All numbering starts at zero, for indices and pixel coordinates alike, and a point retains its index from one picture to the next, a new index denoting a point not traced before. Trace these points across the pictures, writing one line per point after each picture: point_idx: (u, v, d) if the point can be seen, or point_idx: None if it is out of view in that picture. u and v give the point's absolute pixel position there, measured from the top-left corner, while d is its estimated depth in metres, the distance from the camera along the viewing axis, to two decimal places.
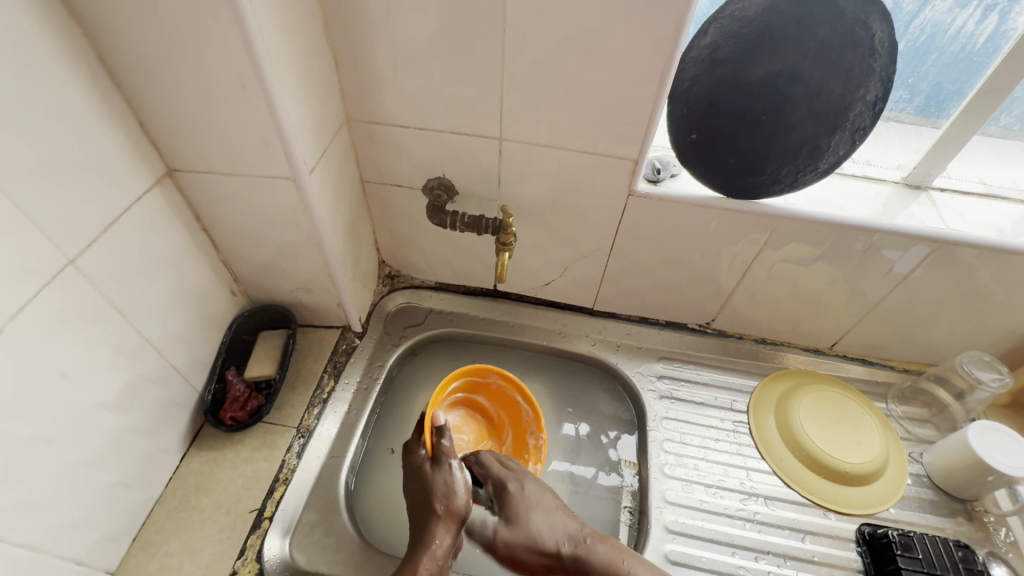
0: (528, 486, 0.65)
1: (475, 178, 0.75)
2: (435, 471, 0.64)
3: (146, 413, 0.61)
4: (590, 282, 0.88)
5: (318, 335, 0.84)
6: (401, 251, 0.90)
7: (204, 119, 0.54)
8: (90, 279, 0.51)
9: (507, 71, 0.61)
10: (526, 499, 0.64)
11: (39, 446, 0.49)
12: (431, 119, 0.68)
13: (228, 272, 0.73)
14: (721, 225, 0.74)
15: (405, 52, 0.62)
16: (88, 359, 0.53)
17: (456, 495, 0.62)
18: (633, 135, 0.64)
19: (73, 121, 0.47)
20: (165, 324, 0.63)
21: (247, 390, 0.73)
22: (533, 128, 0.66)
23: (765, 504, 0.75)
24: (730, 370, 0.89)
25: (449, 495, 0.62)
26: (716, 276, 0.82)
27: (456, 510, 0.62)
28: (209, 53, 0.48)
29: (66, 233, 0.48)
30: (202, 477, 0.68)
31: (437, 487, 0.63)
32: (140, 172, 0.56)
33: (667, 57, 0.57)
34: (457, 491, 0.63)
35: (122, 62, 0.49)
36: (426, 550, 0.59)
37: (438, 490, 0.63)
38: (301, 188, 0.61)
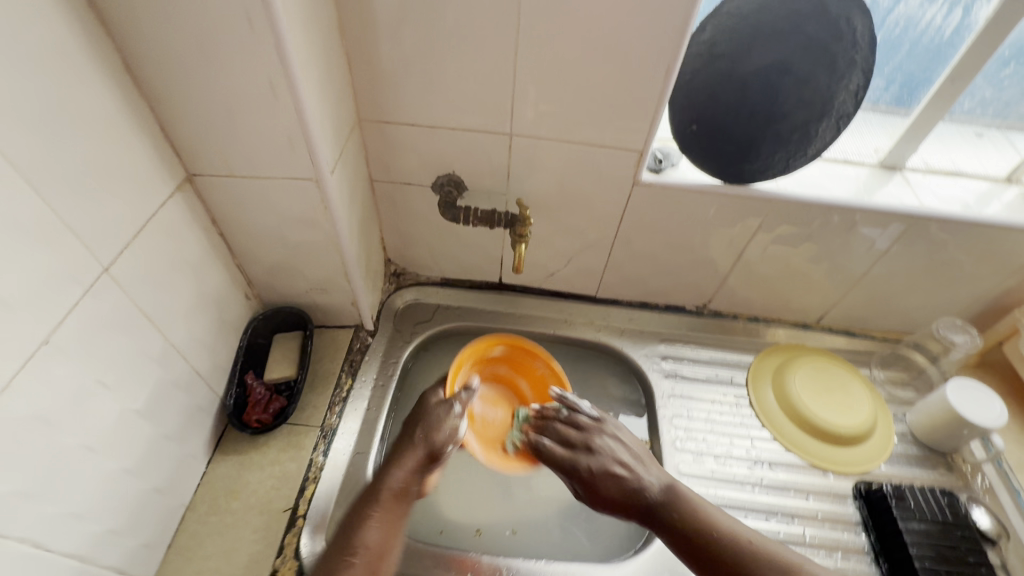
0: (611, 441, 0.70)
1: (484, 174, 0.77)
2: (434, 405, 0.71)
3: (174, 419, 0.61)
4: (594, 271, 0.91)
5: (332, 336, 0.84)
6: (408, 248, 0.91)
7: (229, 122, 0.54)
8: (122, 287, 0.52)
9: (519, 69, 0.64)
10: (610, 450, 0.69)
11: (83, 454, 0.49)
12: (443, 117, 0.70)
13: (242, 276, 0.73)
14: (719, 211, 0.78)
15: (420, 52, 0.63)
16: (123, 366, 0.53)
17: (437, 429, 0.68)
18: (639, 128, 0.68)
19: (103, 129, 0.48)
20: (189, 330, 0.63)
21: (268, 392, 0.73)
22: (543, 123, 0.69)
23: (770, 469, 0.80)
24: (728, 348, 0.94)
25: (436, 429, 0.68)
26: (713, 259, 0.87)
27: (438, 443, 0.67)
28: (240, 57, 0.49)
29: (100, 242, 0.48)
30: (231, 480, 0.68)
31: (431, 420, 0.69)
32: (163, 178, 0.56)
33: (671, 53, 0.60)
34: (444, 426, 0.69)
35: (149, 69, 0.50)
36: (390, 468, 0.64)
37: (427, 423, 0.68)
38: (323, 188, 0.62)
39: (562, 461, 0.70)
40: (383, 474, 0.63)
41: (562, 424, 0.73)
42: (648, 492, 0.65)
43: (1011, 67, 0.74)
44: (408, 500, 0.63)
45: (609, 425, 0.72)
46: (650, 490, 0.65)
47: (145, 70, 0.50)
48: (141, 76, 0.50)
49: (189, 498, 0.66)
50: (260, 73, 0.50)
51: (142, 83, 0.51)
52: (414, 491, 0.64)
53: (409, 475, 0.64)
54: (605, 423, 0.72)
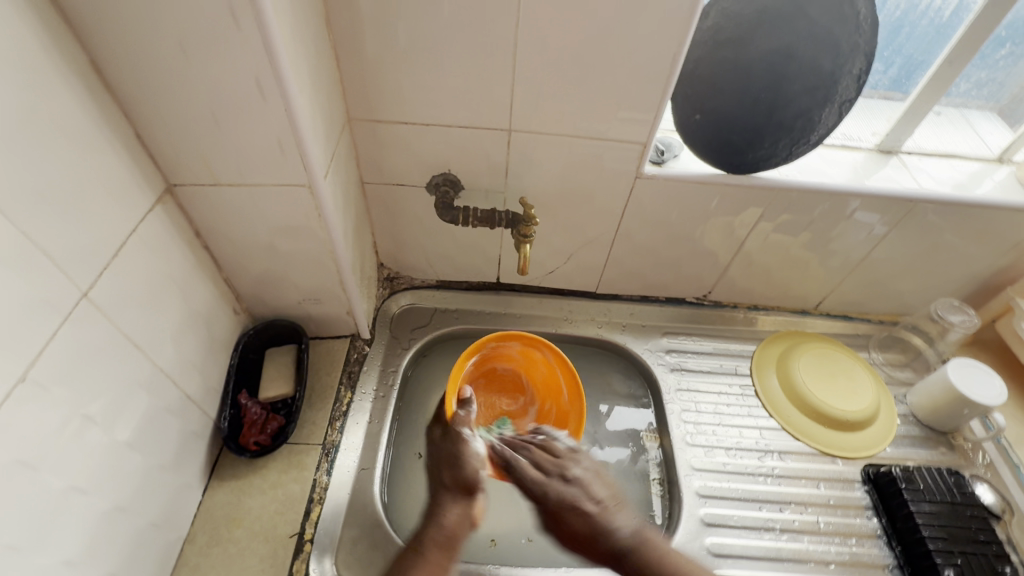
0: (585, 473, 0.65)
1: (482, 172, 0.74)
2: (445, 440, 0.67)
3: (168, 449, 0.57)
4: (594, 267, 0.89)
5: (327, 347, 0.80)
6: (401, 251, 0.87)
7: (213, 128, 0.50)
8: (105, 312, 0.47)
9: (519, 62, 0.61)
10: (578, 482, 0.64)
11: (73, 497, 0.45)
12: (438, 114, 0.67)
13: (229, 290, 0.69)
14: (722, 201, 0.77)
15: (413, 45, 0.60)
16: (111, 399, 0.49)
17: (460, 465, 0.64)
18: (643, 119, 0.66)
19: (74, 139, 0.43)
20: (178, 352, 0.58)
21: (264, 412, 0.69)
22: (543, 117, 0.66)
23: (780, 459, 0.80)
24: (730, 338, 0.93)
25: (458, 461, 0.64)
26: (715, 250, 0.86)
27: (462, 479, 0.63)
28: (224, 56, 0.45)
29: (77, 265, 0.44)
30: (230, 508, 0.64)
31: (447, 453, 0.66)
32: (142, 190, 0.51)
33: (678, 42, 0.58)
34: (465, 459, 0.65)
35: (122, 72, 0.45)
36: (433, 518, 0.60)
37: (448, 460, 0.65)
38: (316, 194, 0.58)
39: (532, 486, 0.65)
40: (432, 525, 0.59)
41: (531, 453, 0.70)
42: (618, 536, 0.60)
43: (1006, 48, 0.75)
44: (460, 545, 0.59)
45: (583, 456, 0.68)
46: (615, 530, 0.60)
47: (117, 74, 0.45)
48: (113, 79, 0.46)
49: (187, 531, 0.62)
50: (247, 74, 0.46)
51: (114, 87, 0.46)
52: (467, 531, 0.60)
53: (458, 517, 0.60)
54: (574, 455, 0.68)
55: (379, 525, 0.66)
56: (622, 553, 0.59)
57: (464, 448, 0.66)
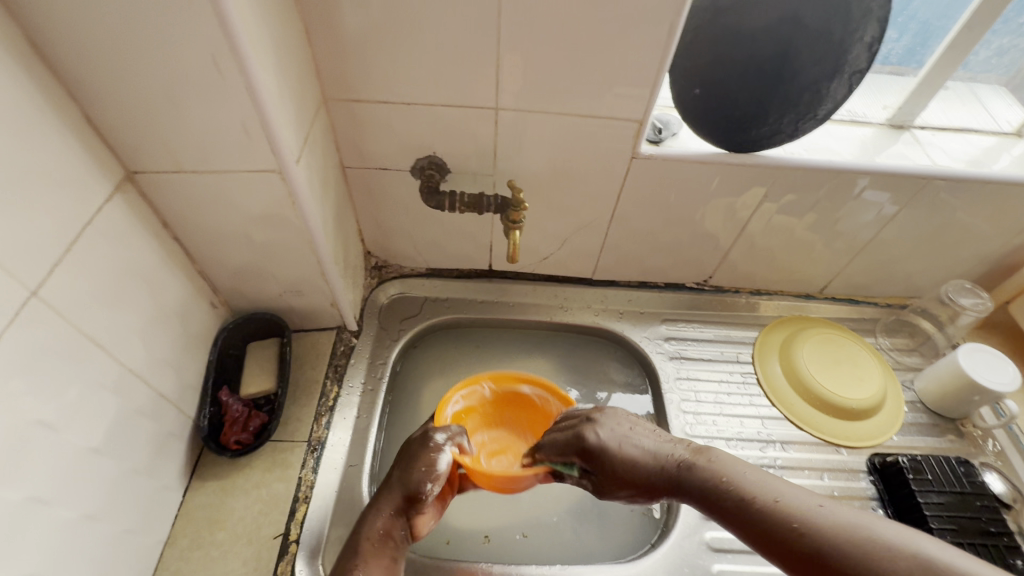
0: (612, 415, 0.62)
1: (469, 154, 0.70)
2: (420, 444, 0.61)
3: (141, 451, 0.55)
4: (590, 252, 0.86)
5: (312, 340, 0.77)
6: (388, 239, 0.84)
7: (172, 110, 0.46)
8: (60, 312, 0.44)
9: (504, 34, 0.56)
10: (608, 425, 0.61)
11: (33, 507, 0.42)
12: (419, 93, 0.62)
13: (205, 283, 0.66)
14: (723, 181, 0.73)
15: (389, 17, 0.55)
16: (72, 403, 0.46)
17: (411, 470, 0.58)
18: (638, 95, 0.62)
19: (15, 124, 0.39)
20: (149, 350, 0.55)
21: (246, 409, 0.67)
22: (532, 95, 0.62)
23: (782, 449, 0.77)
24: (731, 324, 0.90)
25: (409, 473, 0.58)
26: (716, 233, 0.82)
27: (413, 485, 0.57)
28: (177, 30, 0.41)
29: (22, 262, 0.41)
30: (212, 509, 0.62)
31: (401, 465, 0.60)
32: (97, 179, 0.48)
33: (676, 8, 0.54)
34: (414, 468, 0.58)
35: (65, 49, 0.41)
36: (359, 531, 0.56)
37: (405, 462, 0.59)
38: (289, 181, 0.54)
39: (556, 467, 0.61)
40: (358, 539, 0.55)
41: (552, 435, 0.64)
42: (670, 461, 0.57)
43: None
44: (393, 545, 0.56)
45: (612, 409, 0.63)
46: (664, 458, 0.57)
47: (59, 52, 0.41)
48: (55, 58, 0.42)
49: (168, 533, 0.60)
50: (203, 49, 0.42)
51: (58, 67, 0.42)
52: (404, 535, 0.57)
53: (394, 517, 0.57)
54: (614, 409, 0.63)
55: None
56: (677, 471, 0.56)
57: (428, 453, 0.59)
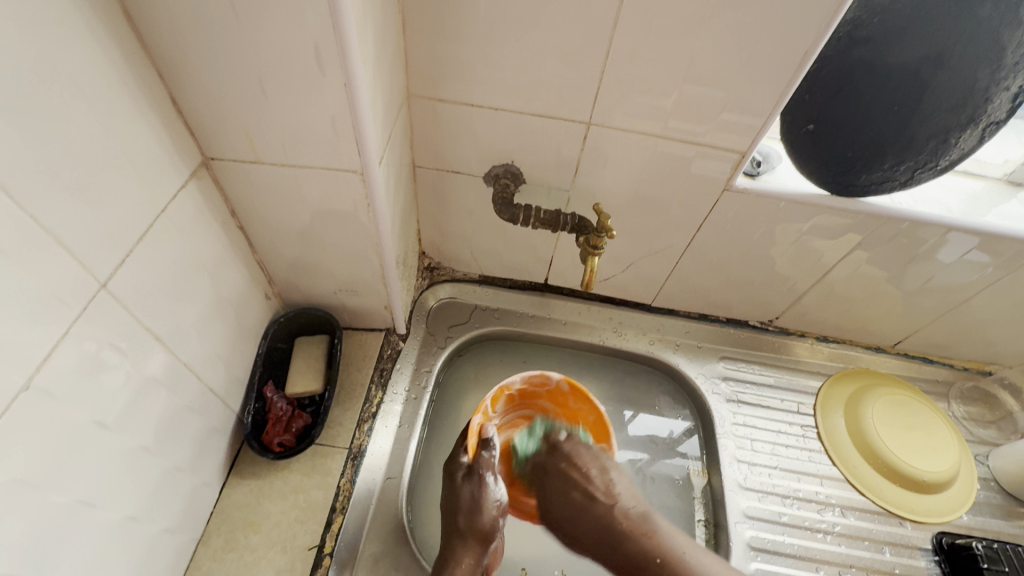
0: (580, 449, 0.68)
1: (548, 167, 0.65)
2: (464, 483, 0.62)
3: (186, 448, 0.53)
4: (655, 279, 0.81)
5: (360, 339, 0.75)
6: (445, 241, 0.80)
7: (262, 101, 0.43)
8: (125, 305, 0.41)
9: (614, 46, 0.52)
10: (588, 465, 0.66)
11: (83, 511, 0.40)
12: (510, 99, 0.58)
13: (262, 274, 0.63)
14: (817, 224, 0.67)
15: (493, 17, 0.51)
16: (126, 400, 0.43)
17: (477, 514, 0.60)
18: (747, 125, 0.57)
19: (100, 106, 0.36)
20: (202, 344, 0.53)
21: (290, 408, 0.64)
22: (630, 114, 0.58)
23: (841, 515, 0.73)
24: (792, 370, 0.85)
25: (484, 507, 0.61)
26: (795, 275, 0.77)
27: (479, 527, 0.60)
28: (280, 20, 0.37)
29: (93, 252, 0.38)
30: (248, 510, 0.60)
31: (474, 503, 0.61)
32: (174, 165, 0.45)
33: (813, 38, 0.48)
34: (485, 508, 0.61)
35: (160, 25, 0.38)
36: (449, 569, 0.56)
37: (462, 506, 0.61)
38: (369, 183, 0.50)
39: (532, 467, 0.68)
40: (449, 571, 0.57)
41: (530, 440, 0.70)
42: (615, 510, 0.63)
43: None
44: None
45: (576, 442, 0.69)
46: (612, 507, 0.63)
47: (154, 29, 0.38)
48: (149, 33, 0.38)
49: (201, 532, 0.58)
50: (303, 39, 0.38)
51: (150, 43, 0.39)
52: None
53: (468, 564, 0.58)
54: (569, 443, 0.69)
55: (402, 544, 0.60)
56: (618, 527, 0.62)
57: (483, 494, 0.61)
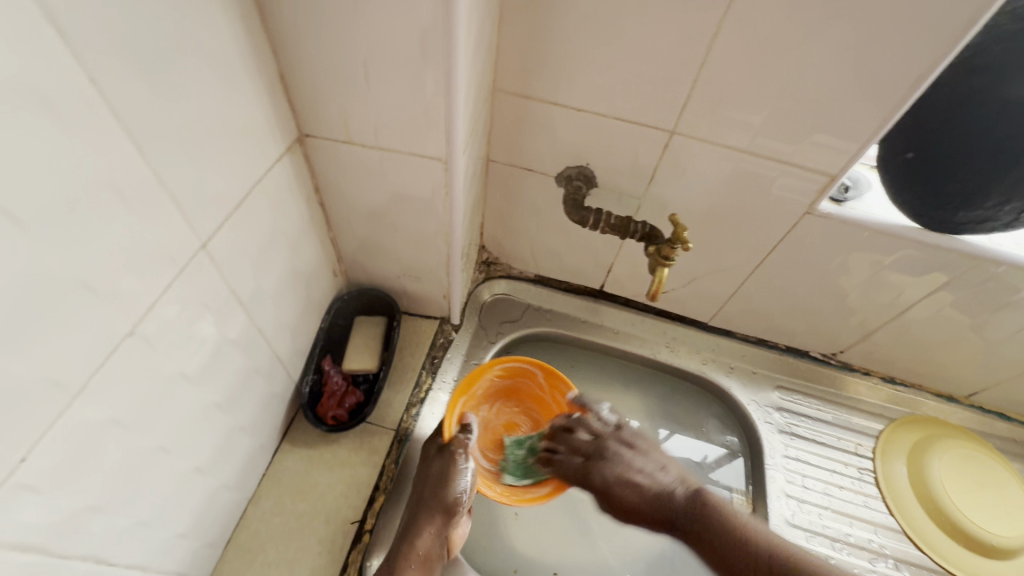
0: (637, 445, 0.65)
1: (624, 172, 0.64)
2: (438, 459, 0.60)
3: (250, 410, 0.55)
4: (717, 297, 0.78)
5: (415, 326, 0.76)
6: (507, 237, 0.80)
7: (363, 84, 0.44)
8: (218, 266, 0.43)
9: (712, 55, 0.50)
10: (637, 470, 0.63)
11: (160, 458, 0.42)
12: (596, 101, 0.57)
13: (333, 251, 0.65)
14: (902, 258, 0.64)
15: (592, 17, 0.50)
16: (208, 356, 0.45)
17: (444, 487, 0.57)
18: (843, 148, 0.54)
19: (222, 75, 0.38)
20: (275, 311, 0.55)
21: (344, 384, 0.66)
22: (718, 126, 0.56)
23: (894, 567, 0.69)
24: (851, 409, 0.81)
25: (453, 489, 0.57)
26: (869, 310, 0.73)
27: (446, 503, 0.57)
28: (393, 5, 0.38)
29: (198, 214, 0.39)
30: (297, 477, 0.62)
31: (439, 483, 0.58)
32: (274, 137, 0.46)
33: (931, 62, 0.46)
34: (455, 484, 0.58)
35: (282, 0, 0.39)
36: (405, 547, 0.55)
37: (432, 482, 0.58)
38: (451, 173, 0.51)
39: (571, 477, 0.64)
40: (408, 550, 0.55)
41: (575, 432, 0.67)
42: (671, 497, 0.60)
43: None
44: (433, 565, 0.56)
45: (629, 432, 0.66)
46: (672, 493, 0.61)
47: (275, 6, 0.40)
48: (269, 10, 0.40)
49: (253, 492, 0.60)
50: (413, 26, 0.39)
51: (269, 19, 0.41)
52: (438, 555, 0.57)
53: (428, 542, 0.56)
54: (615, 432, 0.66)
55: None
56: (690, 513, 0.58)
57: (450, 471, 0.58)
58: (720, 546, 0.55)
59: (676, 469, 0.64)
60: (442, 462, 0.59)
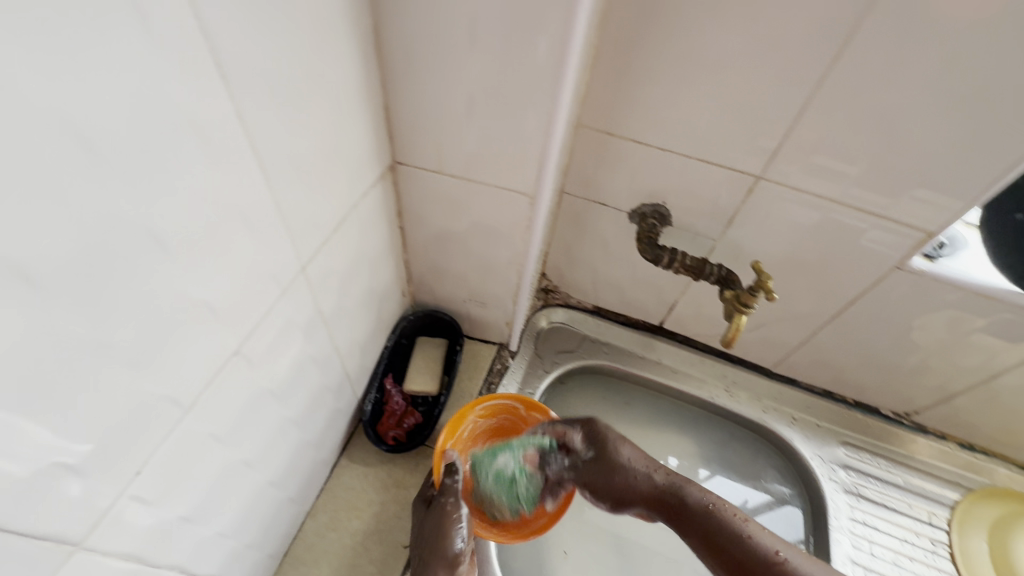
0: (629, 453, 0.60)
1: (701, 213, 0.63)
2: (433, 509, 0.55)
3: (318, 426, 0.55)
4: (784, 344, 0.76)
5: (473, 350, 0.76)
6: (570, 268, 0.80)
7: (464, 118, 0.45)
8: (312, 287, 0.44)
9: (813, 104, 0.49)
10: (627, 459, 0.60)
11: (242, 471, 0.43)
12: (682, 141, 0.57)
13: (404, 272, 0.66)
14: (998, 322, 0.60)
15: (690, 60, 0.50)
16: (294, 373, 0.46)
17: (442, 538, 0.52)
18: (947, 205, 0.52)
19: (339, 107, 0.40)
20: (350, 330, 0.56)
21: (405, 404, 0.67)
22: (809, 174, 0.55)
23: None
24: (924, 474, 0.76)
25: (451, 540, 0.52)
26: (952, 373, 0.69)
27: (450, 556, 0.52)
28: (508, 47, 0.39)
29: (304, 237, 0.40)
30: (353, 494, 0.62)
31: (438, 533, 0.53)
32: (372, 165, 0.48)
33: None
34: (454, 535, 0.52)
35: (400, 37, 0.40)
36: None
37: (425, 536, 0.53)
38: (536, 207, 0.51)
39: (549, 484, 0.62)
40: None
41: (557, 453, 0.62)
42: (659, 487, 0.58)
43: None
44: None
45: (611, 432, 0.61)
46: (649, 479, 0.59)
47: (392, 42, 0.41)
48: (386, 46, 0.41)
49: (311, 505, 0.61)
50: (524, 68, 0.40)
51: (384, 53, 0.42)
52: None
53: None
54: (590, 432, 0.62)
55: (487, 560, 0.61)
56: (668, 503, 0.57)
57: (448, 521, 0.53)
58: (707, 528, 0.54)
59: (651, 460, 0.60)
60: (439, 512, 0.55)
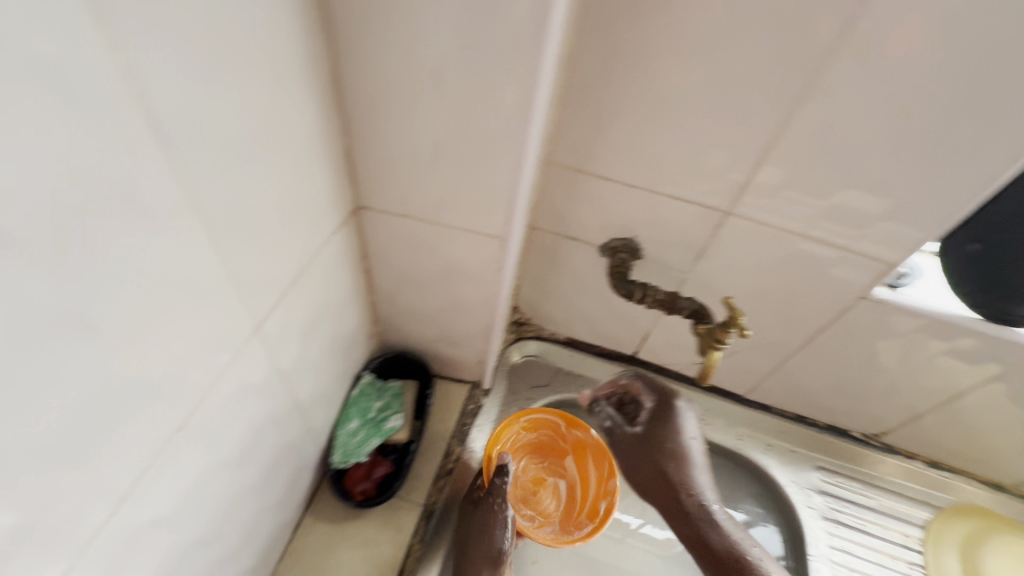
0: None
1: (672, 247, 0.63)
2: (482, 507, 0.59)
3: (279, 488, 0.52)
4: (757, 372, 0.76)
5: (445, 390, 0.73)
6: (542, 301, 0.78)
7: (429, 164, 0.43)
8: (269, 345, 0.41)
9: (776, 145, 0.50)
10: None
11: (194, 552, 0.39)
12: (651, 178, 0.57)
13: (370, 314, 0.63)
14: (959, 347, 0.62)
15: (656, 101, 0.50)
16: (251, 437, 0.43)
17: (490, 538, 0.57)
18: (905, 239, 0.53)
19: (296, 159, 0.37)
20: (312, 383, 0.53)
21: (373, 455, 0.63)
22: (775, 210, 0.55)
23: None
24: (894, 495, 0.78)
25: (496, 539, 0.57)
26: (917, 396, 0.70)
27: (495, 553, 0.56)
28: (474, 95, 0.38)
29: (258, 296, 0.38)
30: (321, 554, 0.59)
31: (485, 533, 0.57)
32: (332, 212, 0.45)
33: (1006, 163, 0.45)
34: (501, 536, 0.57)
35: (361, 84, 0.39)
36: None
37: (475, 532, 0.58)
38: (506, 249, 0.50)
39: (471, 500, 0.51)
40: None
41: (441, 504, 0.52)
42: None
43: None
44: None
45: None
46: None
47: (353, 88, 0.39)
48: (346, 92, 0.40)
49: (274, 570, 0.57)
50: (490, 115, 0.39)
51: (345, 99, 0.40)
52: None
53: None
54: None
55: None
56: None
57: (493, 523, 0.58)
58: None
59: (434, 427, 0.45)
60: (484, 512, 0.59)
